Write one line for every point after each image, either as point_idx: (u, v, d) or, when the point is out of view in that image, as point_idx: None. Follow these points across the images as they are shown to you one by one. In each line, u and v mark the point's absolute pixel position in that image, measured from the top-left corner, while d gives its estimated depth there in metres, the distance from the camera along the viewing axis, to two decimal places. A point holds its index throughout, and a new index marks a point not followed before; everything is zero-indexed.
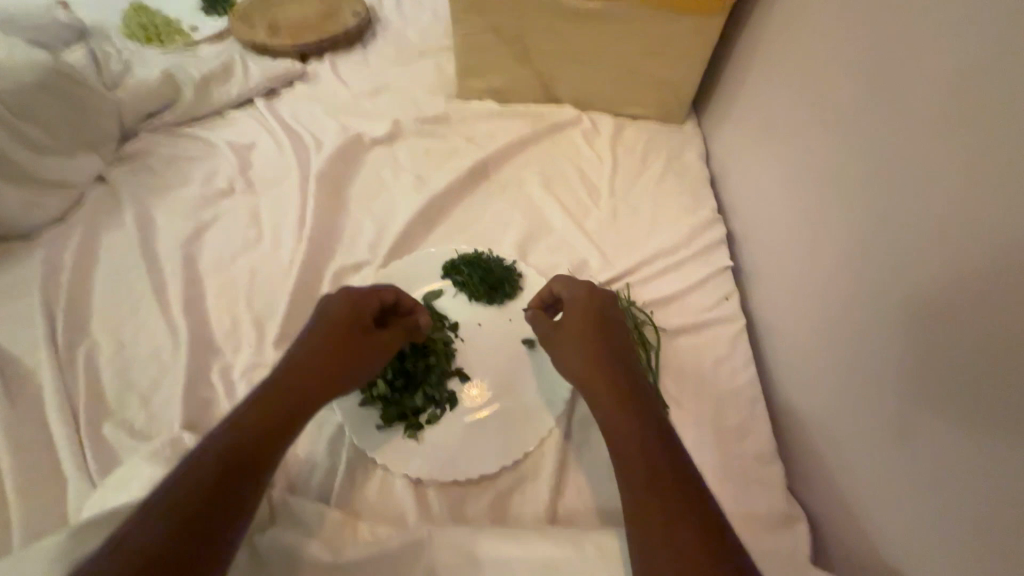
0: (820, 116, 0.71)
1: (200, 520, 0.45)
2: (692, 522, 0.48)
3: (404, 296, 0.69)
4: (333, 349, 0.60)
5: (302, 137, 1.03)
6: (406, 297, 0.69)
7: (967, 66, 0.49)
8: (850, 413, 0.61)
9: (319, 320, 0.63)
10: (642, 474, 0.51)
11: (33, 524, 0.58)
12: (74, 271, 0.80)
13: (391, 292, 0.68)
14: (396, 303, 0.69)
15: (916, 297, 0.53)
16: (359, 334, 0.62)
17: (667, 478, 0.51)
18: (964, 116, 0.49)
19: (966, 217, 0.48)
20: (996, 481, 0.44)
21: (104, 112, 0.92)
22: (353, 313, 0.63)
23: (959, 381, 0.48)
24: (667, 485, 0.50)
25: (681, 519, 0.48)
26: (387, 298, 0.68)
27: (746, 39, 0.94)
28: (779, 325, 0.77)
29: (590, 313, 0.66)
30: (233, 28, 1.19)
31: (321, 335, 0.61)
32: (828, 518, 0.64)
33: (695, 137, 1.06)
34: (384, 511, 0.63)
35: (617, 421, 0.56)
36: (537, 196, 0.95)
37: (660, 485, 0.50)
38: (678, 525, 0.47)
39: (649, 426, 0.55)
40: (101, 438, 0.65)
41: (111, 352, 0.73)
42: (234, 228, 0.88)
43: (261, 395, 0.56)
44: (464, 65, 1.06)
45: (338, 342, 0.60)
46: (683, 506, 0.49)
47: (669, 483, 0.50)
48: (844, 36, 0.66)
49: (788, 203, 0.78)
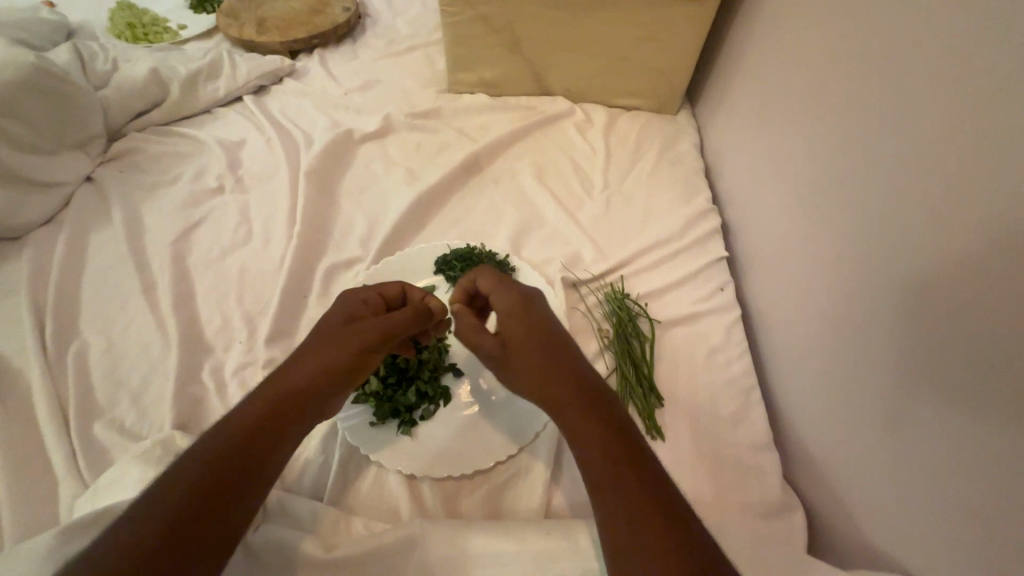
0: (815, 101, 0.70)
1: (188, 523, 0.44)
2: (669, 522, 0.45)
3: (410, 289, 0.66)
4: (332, 342, 0.56)
5: (292, 133, 1.02)
6: (413, 290, 0.66)
7: (966, 44, 0.48)
8: (845, 404, 0.61)
9: (322, 316, 0.60)
10: (609, 479, 0.48)
11: (22, 525, 0.57)
12: (62, 272, 0.79)
13: (396, 285, 0.65)
14: (402, 295, 0.66)
15: (910, 283, 0.52)
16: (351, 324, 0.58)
17: (626, 477, 0.47)
18: (955, 103, 0.49)
19: (962, 202, 0.47)
20: (994, 468, 0.43)
21: (91, 111, 0.91)
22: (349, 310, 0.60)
23: (957, 369, 0.47)
24: (642, 492, 0.47)
25: (654, 522, 0.45)
26: (391, 291, 0.65)
27: (738, 28, 0.93)
28: (775, 316, 0.76)
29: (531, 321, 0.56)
30: (221, 25, 1.18)
31: (321, 331, 0.58)
32: (825, 509, 0.63)
33: (688, 128, 1.06)
34: (378, 508, 0.62)
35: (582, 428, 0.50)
36: (529, 187, 0.94)
37: (621, 484, 0.47)
38: (642, 526, 0.45)
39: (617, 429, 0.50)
40: (91, 438, 0.65)
41: (101, 352, 0.73)
42: (223, 226, 0.87)
43: (257, 396, 0.53)
44: (455, 57, 1.05)
45: (324, 337, 0.57)
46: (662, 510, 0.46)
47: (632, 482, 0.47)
48: (836, 21, 0.66)
49: (783, 191, 0.77)
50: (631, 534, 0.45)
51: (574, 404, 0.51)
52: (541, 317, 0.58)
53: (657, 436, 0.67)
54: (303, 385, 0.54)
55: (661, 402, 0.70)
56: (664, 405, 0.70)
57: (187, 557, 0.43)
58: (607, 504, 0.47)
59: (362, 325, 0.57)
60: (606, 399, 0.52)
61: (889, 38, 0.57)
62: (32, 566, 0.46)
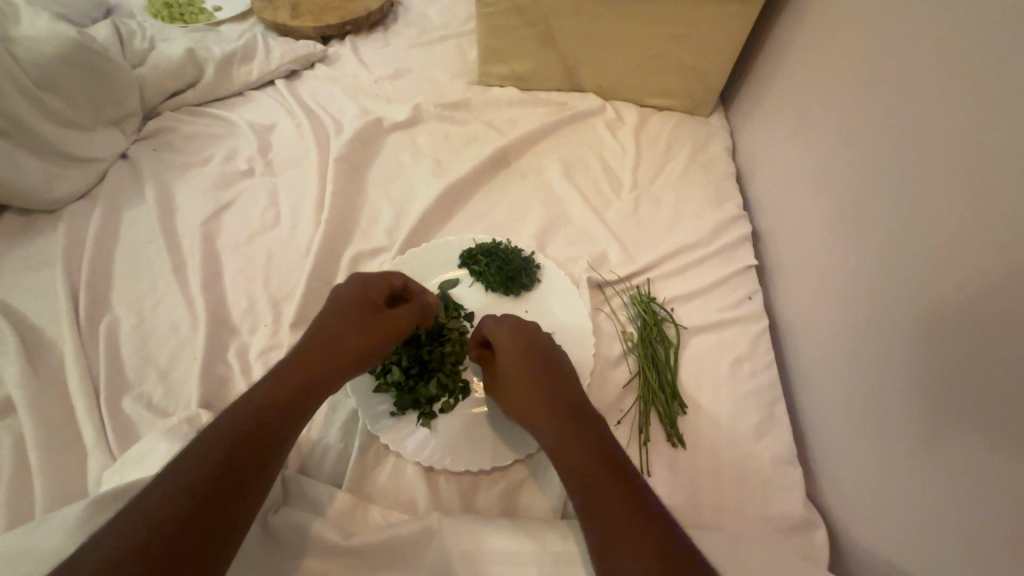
0: (851, 113, 0.68)
1: (212, 494, 0.45)
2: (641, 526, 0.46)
3: (411, 281, 0.70)
4: (351, 332, 0.61)
5: (322, 119, 1.02)
6: (414, 285, 0.70)
7: (1007, 59, 0.46)
8: (866, 424, 0.60)
9: (333, 305, 0.64)
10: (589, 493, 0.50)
11: (52, 492, 0.59)
12: (95, 247, 0.80)
13: (401, 277, 0.69)
14: (405, 287, 0.69)
15: (934, 303, 0.52)
16: (372, 316, 0.63)
17: (609, 486, 0.49)
18: (992, 120, 0.47)
19: (990, 220, 0.47)
20: (1013, 490, 0.42)
21: (128, 89, 0.93)
22: (364, 300, 0.64)
23: (974, 385, 0.47)
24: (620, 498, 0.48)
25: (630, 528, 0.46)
26: (396, 282, 0.68)
27: (777, 31, 0.91)
28: (801, 326, 0.75)
29: (522, 351, 0.64)
30: (256, 8, 1.19)
31: (335, 321, 0.62)
32: (846, 526, 0.62)
33: (720, 131, 1.03)
34: (396, 497, 0.63)
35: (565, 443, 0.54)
36: (557, 185, 0.94)
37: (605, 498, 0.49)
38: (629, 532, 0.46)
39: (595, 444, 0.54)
40: (120, 412, 0.66)
41: (131, 327, 0.74)
42: (253, 209, 0.88)
43: (276, 376, 0.56)
44: (486, 49, 1.04)
45: (347, 326, 0.62)
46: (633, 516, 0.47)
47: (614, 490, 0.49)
48: (877, 29, 0.64)
49: (812, 199, 0.75)
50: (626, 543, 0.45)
51: (557, 425, 0.56)
52: (533, 342, 0.66)
53: (678, 443, 0.66)
54: (327, 367, 0.58)
55: (684, 409, 0.69)
56: (686, 412, 0.69)
57: (213, 535, 0.43)
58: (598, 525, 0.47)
59: (382, 316, 0.64)
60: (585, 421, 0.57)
61: (929, 50, 0.55)
62: (63, 534, 0.48)
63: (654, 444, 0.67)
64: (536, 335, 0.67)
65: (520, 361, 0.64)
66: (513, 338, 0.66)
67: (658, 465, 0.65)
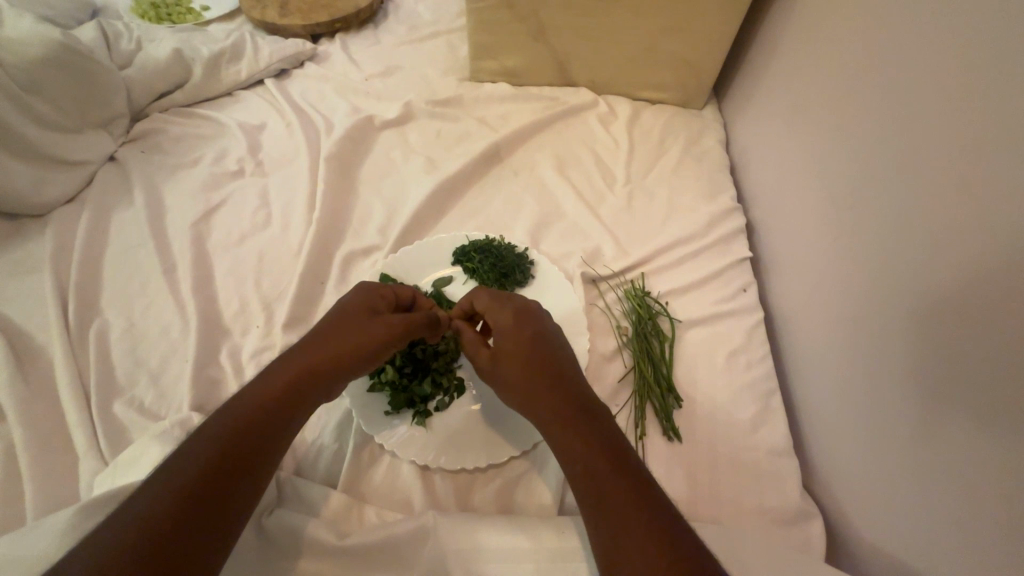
0: (843, 104, 0.67)
1: (204, 497, 0.44)
2: (645, 526, 0.43)
3: (421, 297, 0.68)
4: (347, 330, 0.57)
5: (312, 118, 1.01)
6: (423, 298, 0.68)
7: (999, 48, 0.46)
8: (862, 414, 0.60)
9: (336, 308, 0.61)
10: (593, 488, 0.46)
11: (43, 498, 0.58)
12: (84, 250, 0.80)
13: (409, 290, 0.66)
14: (414, 302, 0.67)
15: (928, 291, 0.52)
16: (372, 315, 0.60)
17: (612, 481, 0.46)
18: (983, 109, 0.47)
19: (983, 208, 0.47)
20: (1009, 476, 0.42)
21: (115, 91, 0.92)
22: (368, 303, 0.61)
23: (971, 373, 0.46)
24: (625, 493, 0.45)
25: (629, 523, 0.43)
26: (404, 294, 0.66)
27: (769, 22, 0.90)
28: (797, 317, 0.74)
29: (517, 330, 0.57)
30: (244, 7, 1.18)
31: (336, 322, 0.58)
32: (843, 517, 0.62)
33: (714, 123, 1.03)
34: (392, 497, 0.63)
35: (566, 438, 0.49)
36: (550, 180, 0.93)
37: (610, 493, 0.45)
38: (630, 529, 0.43)
39: (601, 437, 0.49)
40: (111, 416, 0.66)
41: (121, 331, 0.73)
42: (243, 209, 0.87)
43: (265, 373, 0.54)
44: (476, 46, 1.03)
45: (345, 326, 0.58)
46: (636, 512, 0.44)
47: (613, 481, 0.46)
48: (869, 19, 0.63)
49: (807, 189, 0.75)
50: (621, 533, 0.43)
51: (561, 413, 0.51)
52: (533, 322, 0.58)
53: (675, 437, 0.66)
54: (316, 363, 0.54)
55: (680, 403, 0.68)
56: (682, 406, 0.69)
57: (190, 550, 0.42)
58: (602, 519, 0.45)
59: (384, 317, 0.59)
60: (593, 409, 0.51)
61: (920, 39, 0.55)
62: (53, 538, 0.47)
63: (650, 439, 0.67)
64: (536, 314, 0.60)
65: (518, 335, 0.57)
66: (513, 319, 0.58)
67: (654, 460, 0.65)
